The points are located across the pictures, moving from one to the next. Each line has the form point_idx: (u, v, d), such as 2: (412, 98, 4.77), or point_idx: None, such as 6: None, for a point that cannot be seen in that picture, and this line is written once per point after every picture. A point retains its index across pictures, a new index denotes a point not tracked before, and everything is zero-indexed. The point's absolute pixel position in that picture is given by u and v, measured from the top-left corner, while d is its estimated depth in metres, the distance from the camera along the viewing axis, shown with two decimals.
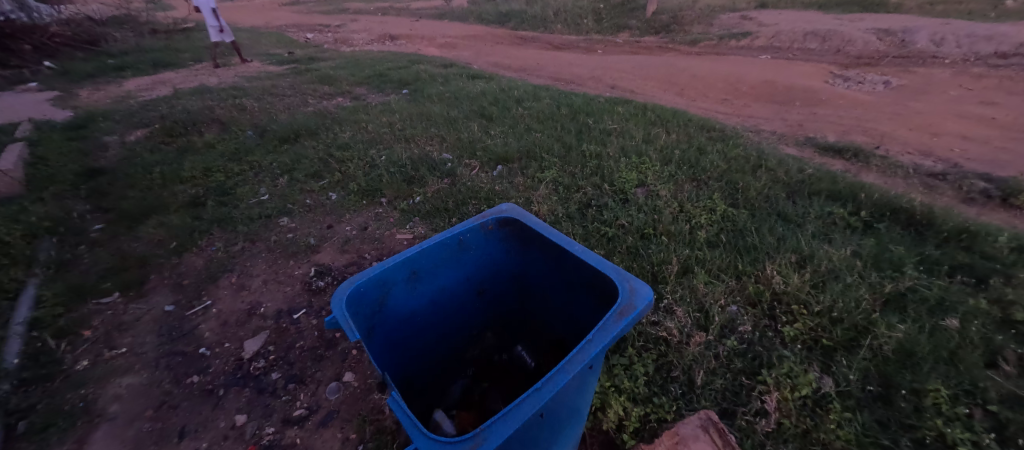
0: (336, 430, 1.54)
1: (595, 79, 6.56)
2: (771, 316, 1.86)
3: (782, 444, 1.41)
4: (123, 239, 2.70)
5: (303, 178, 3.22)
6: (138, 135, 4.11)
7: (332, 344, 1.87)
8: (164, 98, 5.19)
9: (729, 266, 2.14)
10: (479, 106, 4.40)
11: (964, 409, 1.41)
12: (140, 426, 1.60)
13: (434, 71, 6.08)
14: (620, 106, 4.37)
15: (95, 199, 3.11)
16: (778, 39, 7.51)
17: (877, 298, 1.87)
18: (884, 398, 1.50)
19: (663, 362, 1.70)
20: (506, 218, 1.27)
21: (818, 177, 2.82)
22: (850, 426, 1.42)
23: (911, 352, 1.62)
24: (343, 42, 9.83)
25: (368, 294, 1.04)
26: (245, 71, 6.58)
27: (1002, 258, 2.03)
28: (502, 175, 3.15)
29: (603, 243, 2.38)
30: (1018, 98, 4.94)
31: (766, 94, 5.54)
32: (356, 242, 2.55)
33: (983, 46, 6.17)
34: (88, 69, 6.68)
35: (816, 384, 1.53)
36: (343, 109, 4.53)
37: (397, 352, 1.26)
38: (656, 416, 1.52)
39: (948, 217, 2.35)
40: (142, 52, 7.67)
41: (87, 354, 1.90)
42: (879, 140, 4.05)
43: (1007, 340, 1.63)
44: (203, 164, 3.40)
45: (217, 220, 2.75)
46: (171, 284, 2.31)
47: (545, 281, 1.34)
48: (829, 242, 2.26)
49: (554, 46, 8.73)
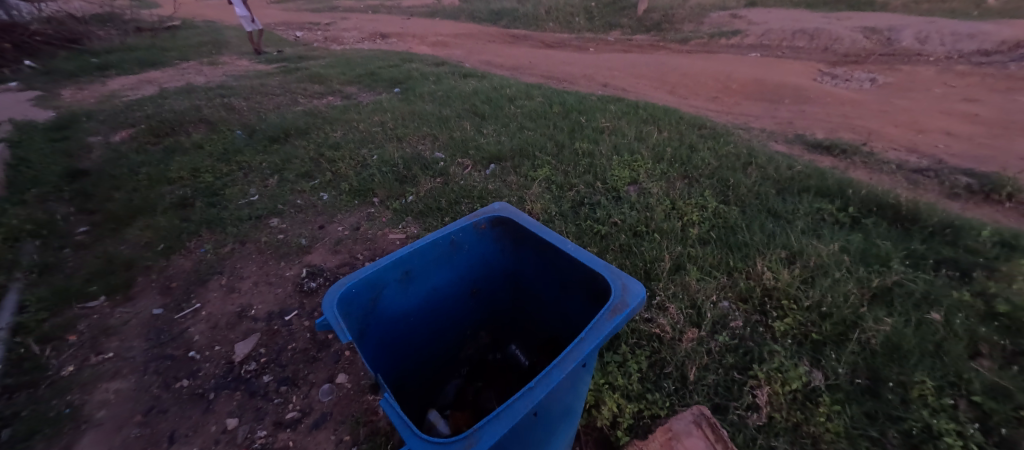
0: (330, 432, 1.53)
1: (587, 77, 6.58)
2: (762, 312, 1.89)
3: (773, 437, 1.43)
4: (109, 242, 2.65)
5: (293, 178, 3.19)
6: (123, 136, 4.04)
7: (324, 345, 1.86)
8: (150, 97, 5.10)
9: (720, 263, 2.16)
10: (471, 105, 4.39)
11: (950, 400, 1.44)
12: (129, 432, 1.57)
13: (426, 69, 6.06)
14: (612, 104, 4.39)
15: (79, 202, 3.04)
16: (767, 38, 7.59)
17: (865, 293, 1.90)
18: (872, 391, 1.53)
19: (656, 359, 1.71)
20: (499, 218, 1.27)
21: (806, 174, 2.85)
22: (839, 419, 1.44)
23: (899, 345, 1.64)
24: (333, 40, 9.74)
25: (359, 295, 1.03)
26: (233, 70, 6.50)
27: (986, 252, 2.07)
28: (495, 174, 3.15)
29: (596, 241, 2.38)
30: (1000, 95, 5.04)
31: (756, 92, 5.59)
32: (348, 243, 2.53)
33: (966, 45, 6.30)
34: (71, 69, 6.53)
35: (806, 378, 1.55)
36: (334, 107, 4.50)
37: (390, 354, 1.25)
38: (649, 413, 1.53)
39: (933, 212, 2.39)
40: (127, 51, 7.52)
41: (73, 359, 1.87)
42: (866, 137, 4.12)
43: (990, 331, 1.66)
44: (191, 165, 3.35)
45: (206, 221, 2.72)
46: (159, 287, 2.28)
47: (538, 279, 1.34)
48: (819, 238, 2.30)
49: (545, 45, 8.74)
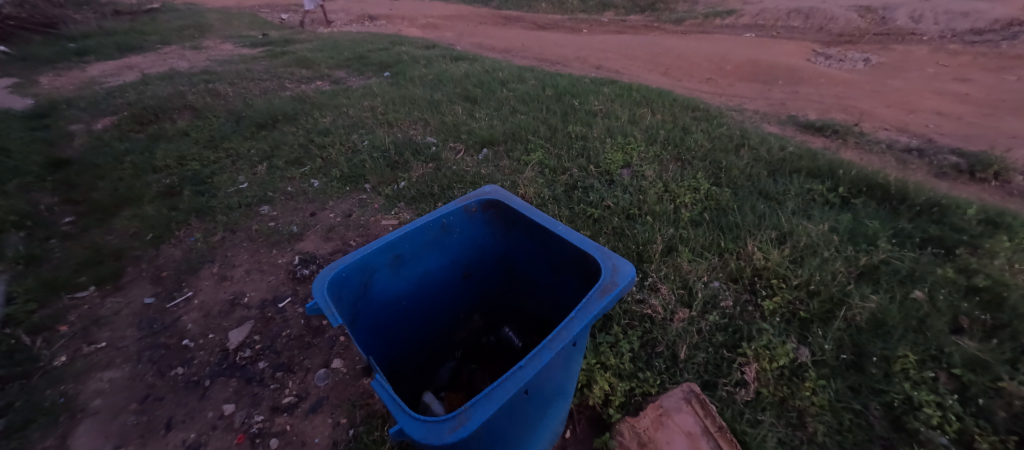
0: (327, 415, 1.54)
1: (580, 59, 6.50)
2: (752, 291, 1.92)
3: (760, 412, 1.47)
4: (96, 232, 2.61)
5: (283, 165, 3.15)
6: (106, 123, 3.95)
7: (319, 332, 1.86)
8: (132, 84, 4.97)
9: (712, 244, 2.18)
10: (463, 89, 4.32)
11: (930, 373, 1.48)
12: (125, 420, 1.58)
13: (416, 52, 5.96)
14: (606, 87, 4.35)
15: (62, 191, 2.98)
16: (762, 18, 7.52)
17: (852, 271, 1.93)
18: (856, 366, 1.58)
19: (648, 338, 1.74)
20: (489, 201, 1.27)
21: (798, 155, 2.86)
22: (824, 393, 1.48)
23: (883, 322, 1.69)
24: (320, 23, 9.49)
25: (350, 279, 1.03)
26: (217, 55, 6.34)
27: (970, 229, 2.11)
28: (488, 158, 3.12)
29: (589, 225, 2.39)
30: (991, 74, 5.06)
31: (750, 73, 5.56)
32: (341, 230, 2.51)
33: (959, 23, 6.30)
34: (48, 54, 6.32)
35: (793, 354, 1.59)
36: (323, 93, 4.42)
37: (384, 337, 1.26)
38: (641, 391, 1.56)
39: (921, 191, 2.42)
40: (105, 36, 7.29)
41: (65, 349, 1.85)
42: (858, 118, 4.13)
43: (971, 307, 1.70)
44: (177, 153, 3.30)
45: (195, 210, 2.69)
46: (149, 276, 2.26)
47: (530, 263, 1.35)
48: (809, 219, 2.32)
49: (538, 26, 8.60)
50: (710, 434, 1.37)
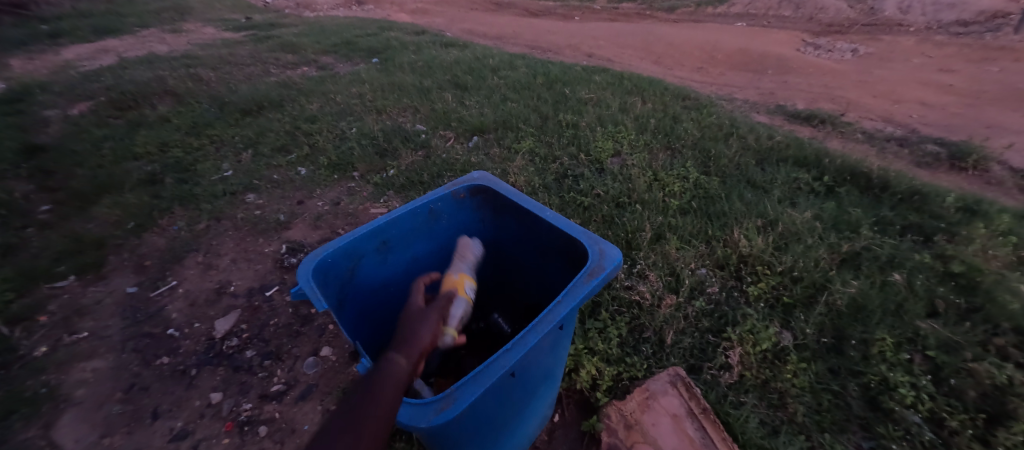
0: (316, 403, 1.54)
1: (572, 47, 6.45)
2: (737, 277, 1.95)
3: (743, 393, 1.51)
4: (75, 220, 2.54)
5: (269, 153, 3.09)
6: (83, 109, 3.83)
7: (308, 320, 1.86)
8: (109, 68, 4.81)
9: (699, 232, 2.20)
10: (453, 76, 4.27)
11: (906, 355, 1.54)
12: (110, 409, 1.56)
13: (405, 38, 5.85)
14: (597, 75, 4.33)
15: (38, 178, 2.88)
16: (754, 7, 7.52)
17: (835, 258, 1.98)
18: (836, 349, 1.62)
19: (635, 324, 1.76)
20: (478, 186, 1.26)
21: (785, 144, 2.89)
22: (804, 375, 1.53)
23: (863, 306, 1.73)
24: (306, 7, 9.25)
25: (336, 265, 1.02)
26: (198, 38, 6.17)
27: (949, 217, 2.16)
28: (478, 145, 3.10)
29: (580, 212, 2.40)
30: (974, 65, 5.14)
31: (740, 62, 5.57)
32: (329, 218, 2.48)
33: (945, 15, 6.38)
34: (18, 36, 6.06)
35: (775, 339, 1.62)
36: (309, 79, 4.32)
37: (371, 323, 1.25)
38: (628, 375, 1.59)
39: (903, 179, 2.46)
40: (80, 18, 7.02)
41: (45, 340, 1.82)
42: (845, 107, 4.18)
43: (947, 291, 1.75)
44: (158, 139, 3.22)
45: (178, 198, 2.64)
46: (132, 265, 2.22)
47: (517, 247, 1.35)
48: (794, 207, 2.36)
49: (530, 13, 8.48)
50: (694, 415, 1.40)
